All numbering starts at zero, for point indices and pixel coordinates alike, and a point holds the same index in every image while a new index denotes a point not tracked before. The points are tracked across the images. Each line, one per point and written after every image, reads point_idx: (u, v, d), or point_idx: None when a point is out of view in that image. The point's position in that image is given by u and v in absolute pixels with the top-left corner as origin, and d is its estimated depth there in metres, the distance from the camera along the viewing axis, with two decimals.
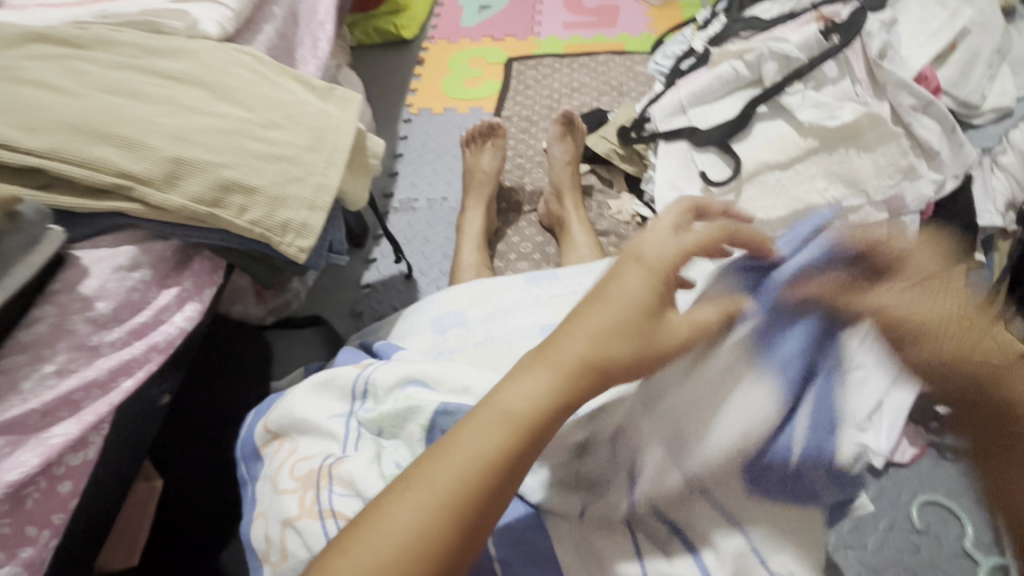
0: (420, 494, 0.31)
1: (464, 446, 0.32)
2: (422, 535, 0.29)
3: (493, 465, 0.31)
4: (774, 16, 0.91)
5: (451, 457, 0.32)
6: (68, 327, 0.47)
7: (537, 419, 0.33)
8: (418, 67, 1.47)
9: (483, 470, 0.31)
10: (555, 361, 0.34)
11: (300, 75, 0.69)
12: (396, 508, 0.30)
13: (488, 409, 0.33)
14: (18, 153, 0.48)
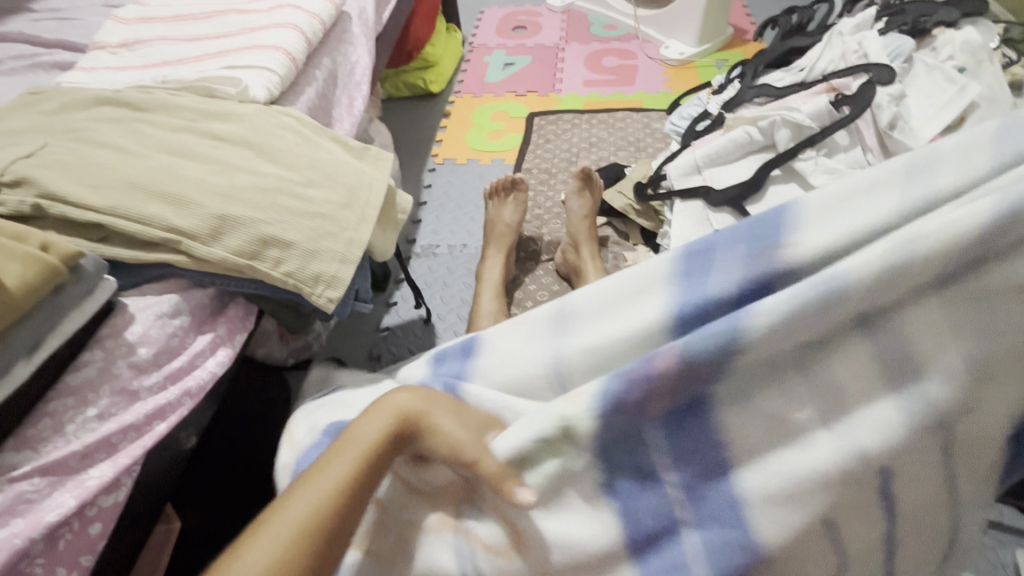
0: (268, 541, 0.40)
1: (305, 507, 0.42)
2: (280, 562, 0.39)
3: (318, 530, 0.41)
4: (786, 85, 0.95)
5: (298, 501, 0.42)
6: (112, 372, 0.50)
7: (362, 472, 0.45)
8: (444, 119, 1.55)
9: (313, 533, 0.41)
10: (349, 450, 0.45)
11: (338, 135, 0.74)
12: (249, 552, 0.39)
13: (318, 475, 0.44)
14: (81, 210, 0.53)
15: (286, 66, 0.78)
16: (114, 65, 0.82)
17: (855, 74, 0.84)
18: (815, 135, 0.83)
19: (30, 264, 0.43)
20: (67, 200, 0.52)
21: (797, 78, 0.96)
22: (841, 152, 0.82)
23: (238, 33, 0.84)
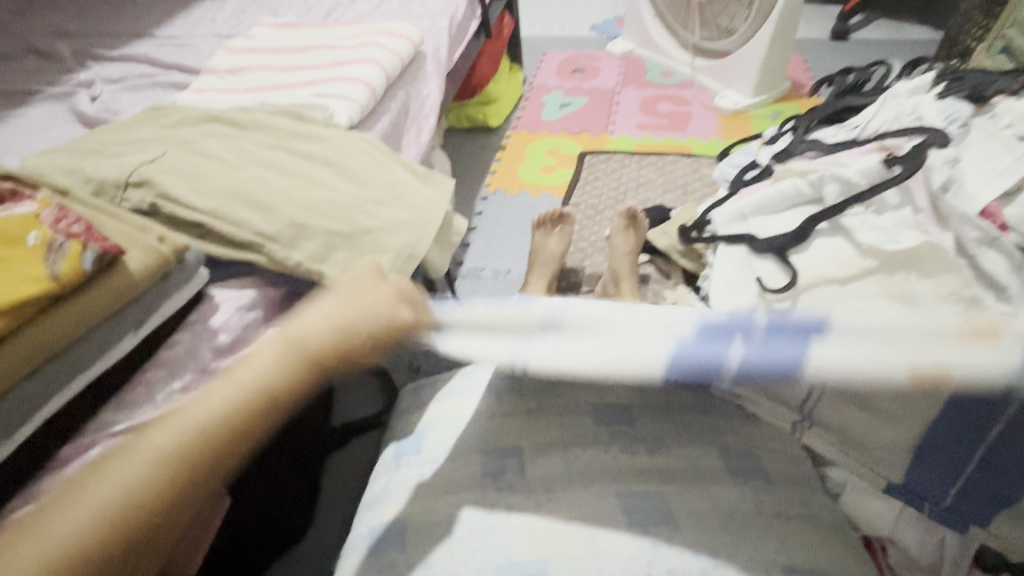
0: (88, 502, 0.43)
1: (117, 475, 0.45)
2: (167, 450, 0.47)
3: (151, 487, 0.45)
4: (838, 141, 0.97)
5: (217, 392, 0.51)
6: (196, 353, 0.56)
7: (214, 446, 0.49)
8: (500, 152, 1.63)
9: (151, 475, 0.46)
10: (200, 401, 0.50)
11: (407, 161, 0.81)
12: (68, 507, 0.43)
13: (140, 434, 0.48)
14: (188, 210, 0.61)
15: (366, 97, 0.87)
16: (220, 88, 0.93)
17: (908, 136, 0.85)
18: (863, 192, 0.84)
19: (149, 254, 0.50)
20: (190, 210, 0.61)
21: (850, 136, 0.97)
22: (892, 210, 0.83)
23: (328, 66, 0.95)
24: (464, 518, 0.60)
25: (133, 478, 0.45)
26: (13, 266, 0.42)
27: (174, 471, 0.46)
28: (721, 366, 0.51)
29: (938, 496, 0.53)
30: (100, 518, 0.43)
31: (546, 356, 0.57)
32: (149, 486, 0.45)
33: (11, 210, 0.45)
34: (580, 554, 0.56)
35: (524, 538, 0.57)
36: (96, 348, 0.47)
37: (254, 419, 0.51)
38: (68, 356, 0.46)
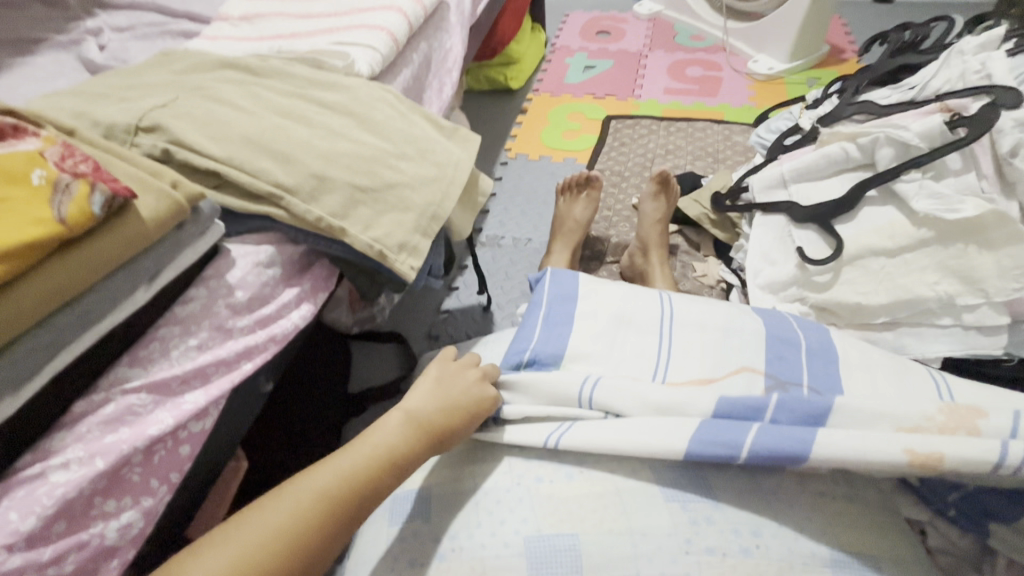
0: (282, 506, 0.48)
1: (309, 486, 0.50)
2: (300, 511, 0.48)
3: (333, 507, 0.50)
4: (892, 103, 0.90)
5: (347, 461, 0.53)
6: (213, 310, 0.53)
7: (365, 480, 0.52)
8: (521, 116, 1.56)
9: (337, 494, 0.50)
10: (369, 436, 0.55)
11: (431, 114, 0.76)
12: (267, 511, 0.48)
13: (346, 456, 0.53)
14: (203, 156, 0.57)
15: (388, 45, 0.82)
16: (234, 36, 0.88)
17: (976, 95, 0.77)
18: (921, 156, 0.78)
19: (162, 200, 0.47)
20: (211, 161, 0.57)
21: (907, 97, 0.89)
22: (952, 176, 0.76)
23: (347, 13, 0.89)
24: (493, 488, 0.58)
25: (269, 530, 0.47)
26: (17, 205, 0.39)
27: (310, 523, 0.48)
28: (742, 441, 0.52)
29: (943, 505, 0.56)
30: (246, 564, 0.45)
31: (583, 443, 0.57)
32: (282, 535, 0.47)
33: (14, 146, 0.42)
34: (612, 528, 0.53)
35: (555, 510, 0.55)
36: (108, 298, 0.44)
37: (405, 464, 0.55)
38: (78, 305, 0.43)
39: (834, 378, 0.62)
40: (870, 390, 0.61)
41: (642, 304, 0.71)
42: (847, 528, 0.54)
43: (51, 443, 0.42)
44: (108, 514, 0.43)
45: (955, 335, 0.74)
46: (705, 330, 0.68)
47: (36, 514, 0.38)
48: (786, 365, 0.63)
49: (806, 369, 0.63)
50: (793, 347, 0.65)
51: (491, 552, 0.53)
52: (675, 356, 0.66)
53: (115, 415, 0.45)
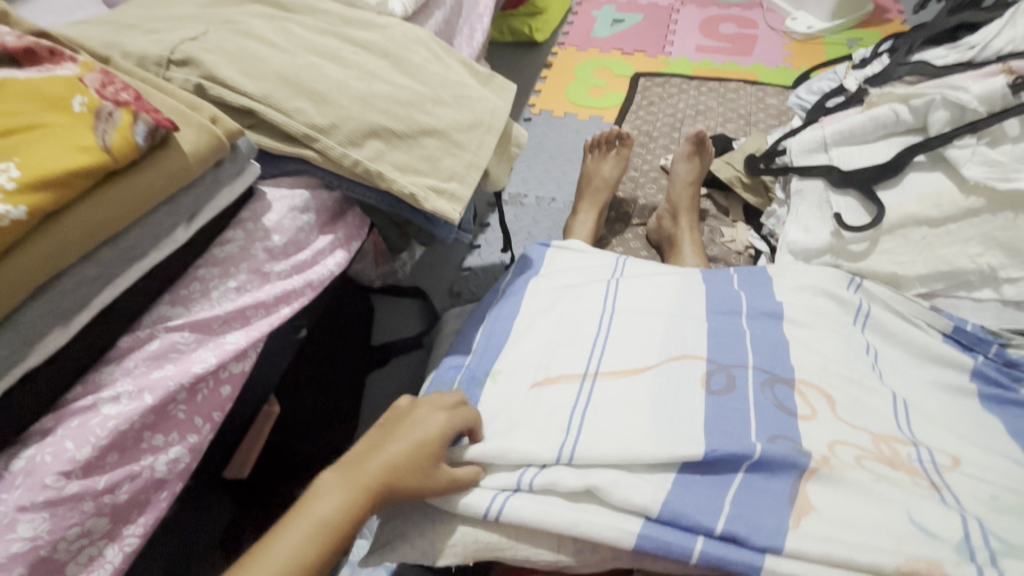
0: (293, 541, 0.43)
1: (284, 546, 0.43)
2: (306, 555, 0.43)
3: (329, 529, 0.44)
4: (948, 63, 0.85)
5: (307, 517, 0.45)
6: (250, 253, 0.53)
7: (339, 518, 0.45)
8: (545, 70, 1.51)
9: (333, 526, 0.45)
10: (354, 473, 0.48)
11: (465, 58, 0.73)
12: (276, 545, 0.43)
13: (302, 517, 0.45)
14: (236, 92, 0.54)
15: None
16: None
17: None
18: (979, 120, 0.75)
19: (201, 134, 0.45)
20: (249, 96, 0.54)
21: (964, 57, 0.85)
22: (1009, 143, 0.73)
23: None
24: (504, 449, 0.55)
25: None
26: (59, 132, 0.37)
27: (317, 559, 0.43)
28: (743, 415, 0.55)
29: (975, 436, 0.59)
30: (319, 539, 0.44)
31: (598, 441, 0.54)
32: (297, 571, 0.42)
33: (53, 71, 0.40)
34: (642, 487, 0.51)
35: (563, 478, 0.52)
36: (150, 235, 0.44)
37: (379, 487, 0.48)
38: (122, 240, 0.42)
39: (783, 497, 0.50)
40: (822, 368, 0.59)
41: (591, 286, 0.73)
42: (889, 496, 0.50)
43: (100, 375, 0.42)
44: (156, 447, 0.43)
45: (990, 309, 0.74)
46: (652, 317, 0.68)
47: (91, 444, 0.39)
48: (771, 475, 0.51)
49: (752, 350, 0.62)
50: (777, 320, 0.65)
51: (494, 501, 0.52)
52: (612, 341, 0.65)
53: (160, 352, 0.45)
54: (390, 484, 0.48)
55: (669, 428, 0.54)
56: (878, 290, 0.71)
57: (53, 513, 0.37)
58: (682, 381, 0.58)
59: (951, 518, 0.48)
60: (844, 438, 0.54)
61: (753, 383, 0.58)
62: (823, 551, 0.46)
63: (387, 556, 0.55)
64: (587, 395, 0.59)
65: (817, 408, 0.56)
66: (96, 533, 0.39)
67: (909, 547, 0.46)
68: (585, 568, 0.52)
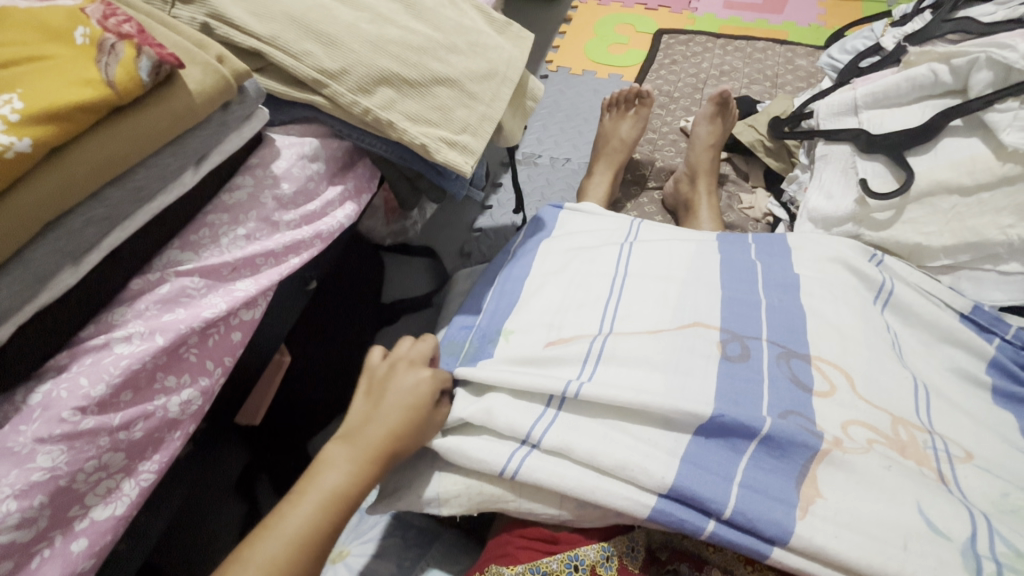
0: (303, 510, 0.47)
1: (297, 515, 0.46)
2: (320, 520, 0.47)
3: (333, 499, 0.48)
4: (996, 20, 0.80)
5: (318, 488, 0.48)
6: (260, 200, 0.52)
7: (343, 489, 0.49)
8: (565, 25, 1.44)
9: (337, 496, 0.48)
10: (356, 444, 0.51)
11: (481, 4, 0.70)
12: (290, 512, 0.46)
13: (313, 489, 0.48)
14: (244, 33, 0.52)
15: None
16: None
17: None
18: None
19: (208, 73, 0.44)
20: (257, 36, 0.52)
21: (1013, 14, 0.79)
22: None
23: None
24: (517, 402, 0.56)
25: (292, 554, 0.44)
26: (62, 64, 0.36)
27: (323, 525, 0.47)
28: (756, 388, 0.54)
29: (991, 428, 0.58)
30: (330, 509, 0.47)
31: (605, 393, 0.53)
32: (309, 537, 0.46)
33: (54, 1, 0.39)
34: (654, 449, 0.51)
35: (573, 440, 0.52)
36: (159, 176, 0.43)
37: (379, 459, 0.51)
38: (129, 180, 0.41)
39: (791, 478, 0.49)
40: (837, 341, 0.58)
41: (606, 249, 0.72)
42: (903, 481, 0.48)
43: (113, 316, 0.42)
44: (169, 389, 0.44)
45: (1017, 283, 0.71)
46: (664, 282, 0.66)
47: (105, 381, 0.39)
48: (791, 449, 0.50)
49: (766, 324, 0.60)
50: (794, 292, 0.64)
51: (512, 460, 0.52)
52: (624, 306, 0.64)
53: (171, 296, 0.45)
54: (390, 452, 0.52)
55: (684, 393, 0.53)
56: (897, 266, 0.70)
57: (70, 446, 0.37)
58: (692, 346, 0.58)
59: (963, 515, 0.46)
60: (858, 418, 0.53)
61: (769, 356, 0.57)
62: (836, 543, 0.45)
63: (393, 505, 0.57)
64: (597, 350, 0.58)
65: (834, 384, 0.55)
66: (113, 467, 0.40)
67: (914, 533, 0.45)
68: (587, 523, 0.52)
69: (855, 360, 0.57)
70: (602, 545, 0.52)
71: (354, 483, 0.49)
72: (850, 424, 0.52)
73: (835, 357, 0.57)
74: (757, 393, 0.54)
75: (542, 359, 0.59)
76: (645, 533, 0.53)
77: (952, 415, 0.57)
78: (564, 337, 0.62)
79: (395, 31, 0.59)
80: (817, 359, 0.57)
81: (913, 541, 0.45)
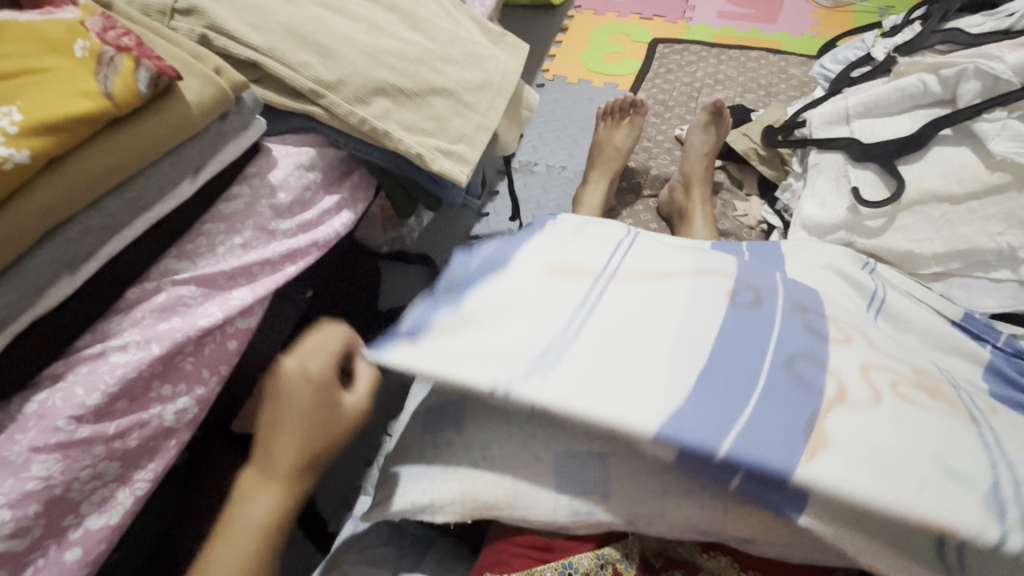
0: (229, 549, 0.44)
1: (224, 553, 0.43)
2: (249, 555, 0.43)
3: (257, 530, 0.44)
4: (983, 32, 0.81)
5: (239, 524, 0.44)
6: (257, 210, 0.53)
7: (266, 518, 0.45)
8: (561, 35, 1.46)
9: (261, 527, 0.44)
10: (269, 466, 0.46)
11: (477, 16, 0.71)
12: (219, 553, 0.43)
13: (234, 524, 0.44)
14: (242, 45, 0.53)
15: None
16: None
17: None
18: (1010, 92, 0.71)
19: (206, 84, 0.44)
20: (255, 48, 0.53)
21: (1000, 25, 0.80)
22: None
23: None
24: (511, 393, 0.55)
25: None
26: (61, 76, 0.37)
27: (254, 559, 0.44)
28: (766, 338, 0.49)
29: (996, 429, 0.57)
30: (257, 538, 0.44)
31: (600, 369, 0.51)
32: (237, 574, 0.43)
33: (54, 15, 0.40)
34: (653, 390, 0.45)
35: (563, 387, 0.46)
36: (156, 186, 0.43)
37: (301, 472, 0.46)
38: (127, 190, 0.42)
39: (797, 428, 0.43)
40: (843, 311, 0.57)
41: (608, 222, 0.69)
42: (928, 437, 0.44)
43: (109, 325, 0.43)
44: (164, 397, 0.44)
45: (1007, 290, 0.71)
46: (671, 249, 0.63)
47: (101, 391, 0.40)
48: (795, 399, 0.45)
49: (778, 283, 0.57)
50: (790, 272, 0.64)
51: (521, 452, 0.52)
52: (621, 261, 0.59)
53: (167, 304, 0.45)
54: (308, 460, 0.46)
55: (684, 337, 0.49)
56: (888, 273, 0.72)
57: (65, 454, 0.38)
58: (699, 296, 0.53)
59: (985, 469, 0.42)
60: (880, 370, 0.48)
61: (782, 311, 0.53)
62: (842, 522, 0.42)
63: (387, 512, 0.56)
64: (592, 296, 0.53)
65: (852, 341, 0.51)
66: (107, 476, 0.40)
67: (933, 503, 0.42)
68: (582, 530, 0.52)
69: (868, 328, 0.54)
70: (596, 553, 0.52)
71: (274, 507, 0.45)
72: (873, 373, 0.47)
73: (845, 323, 0.54)
74: (764, 345, 0.49)
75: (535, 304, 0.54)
76: (639, 540, 0.54)
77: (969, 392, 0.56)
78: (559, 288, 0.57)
79: (391, 42, 0.59)
80: (831, 320, 0.53)
81: (915, 523, 0.42)
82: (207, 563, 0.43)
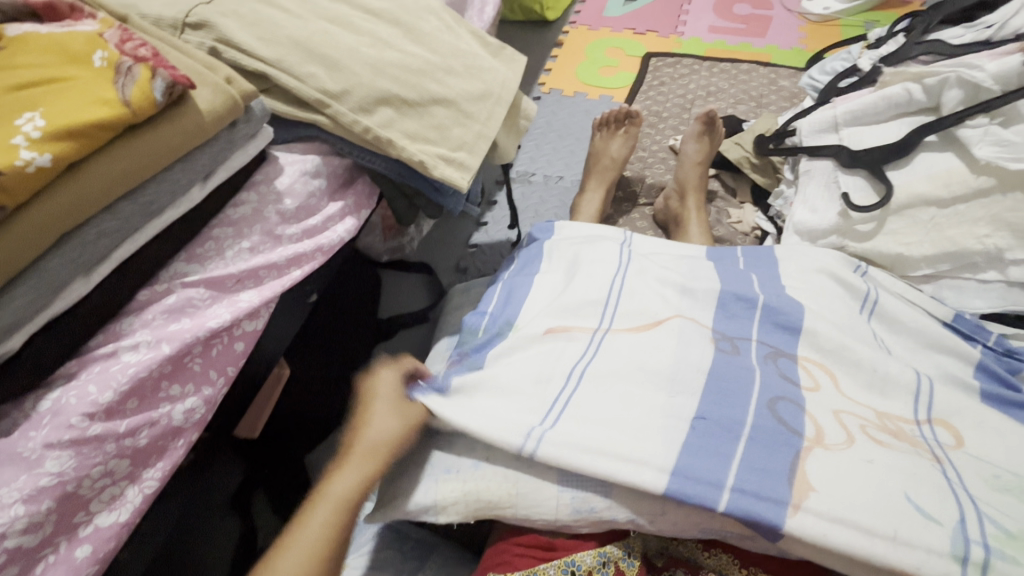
0: (315, 521, 0.49)
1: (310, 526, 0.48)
2: (331, 529, 0.49)
3: (339, 507, 0.50)
4: (964, 43, 0.84)
5: (326, 500, 0.50)
6: (263, 215, 0.54)
7: (348, 496, 0.51)
8: (556, 50, 1.49)
9: (342, 505, 0.50)
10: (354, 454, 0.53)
11: (476, 29, 0.74)
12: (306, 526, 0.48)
13: (321, 502, 0.50)
14: (251, 57, 0.55)
15: None
16: None
17: None
18: (991, 99, 0.74)
19: (217, 94, 0.46)
20: (263, 59, 0.55)
21: (980, 37, 0.84)
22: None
23: None
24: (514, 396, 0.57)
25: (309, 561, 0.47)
26: (82, 85, 0.39)
27: (333, 532, 0.49)
28: (749, 380, 0.56)
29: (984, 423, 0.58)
30: (336, 515, 0.49)
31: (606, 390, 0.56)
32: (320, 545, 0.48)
33: (74, 27, 0.41)
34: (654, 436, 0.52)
35: (571, 435, 0.52)
36: (168, 191, 0.44)
37: (380, 462, 0.53)
38: (141, 195, 0.43)
39: (781, 474, 0.49)
40: (830, 332, 0.61)
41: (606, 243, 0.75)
42: (898, 468, 0.50)
43: (120, 326, 0.44)
44: (173, 397, 0.45)
45: (995, 291, 0.74)
46: (664, 284, 0.69)
47: (112, 389, 0.41)
48: (775, 444, 0.51)
49: (757, 324, 0.64)
50: (779, 287, 0.68)
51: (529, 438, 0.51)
52: (624, 302, 0.66)
53: (177, 306, 0.46)
54: (386, 453, 0.54)
55: (677, 384, 0.56)
56: (881, 275, 0.73)
57: (77, 451, 0.38)
58: (691, 339, 0.60)
59: (949, 506, 0.48)
60: (847, 412, 0.55)
61: (762, 354, 0.60)
62: (835, 531, 0.46)
63: (391, 512, 0.57)
64: (596, 345, 0.60)
65: (822, 381, 0.58)
66: (118, 474, 0.41)
67: (909, 517, 0.46)
68: (583, 528, 0.53)
69: (847, 355, 0.60)
70: (599, 551, 0.52)
71: (353, 489, 0.51)
72: (842, 416, 0.54)
73: (824, 354, 0.60)
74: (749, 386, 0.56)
75: (545, 355, 0.60)
76: (641, 539, 0.54)
77: (957, 399, 0.58)
78: (565, 327, 0.64)
79: (394, 55, 0.62)
80: (805, 356, 0.60)
81: (904, 530, 0.46)
82: (290, 540, 0.48)
